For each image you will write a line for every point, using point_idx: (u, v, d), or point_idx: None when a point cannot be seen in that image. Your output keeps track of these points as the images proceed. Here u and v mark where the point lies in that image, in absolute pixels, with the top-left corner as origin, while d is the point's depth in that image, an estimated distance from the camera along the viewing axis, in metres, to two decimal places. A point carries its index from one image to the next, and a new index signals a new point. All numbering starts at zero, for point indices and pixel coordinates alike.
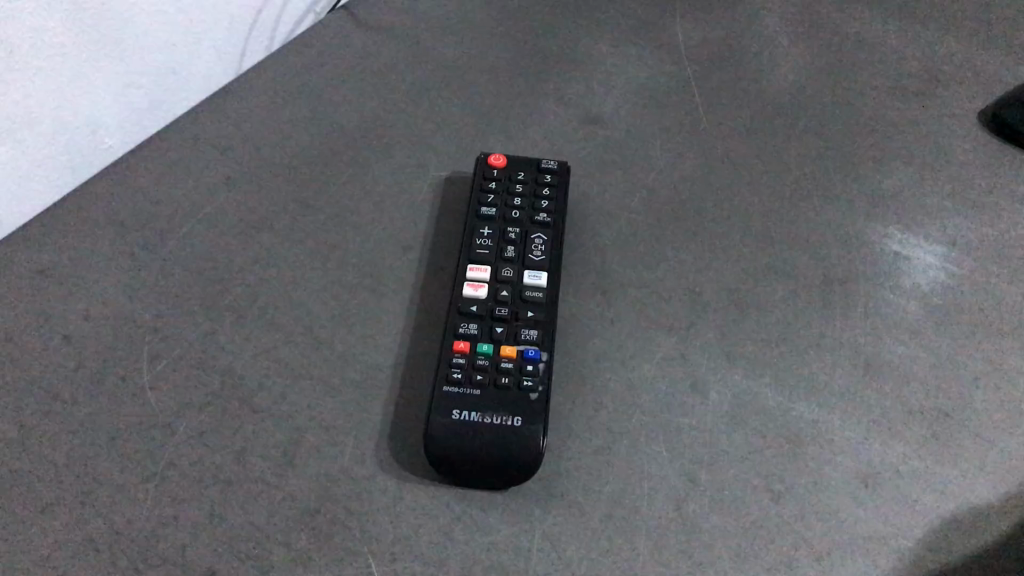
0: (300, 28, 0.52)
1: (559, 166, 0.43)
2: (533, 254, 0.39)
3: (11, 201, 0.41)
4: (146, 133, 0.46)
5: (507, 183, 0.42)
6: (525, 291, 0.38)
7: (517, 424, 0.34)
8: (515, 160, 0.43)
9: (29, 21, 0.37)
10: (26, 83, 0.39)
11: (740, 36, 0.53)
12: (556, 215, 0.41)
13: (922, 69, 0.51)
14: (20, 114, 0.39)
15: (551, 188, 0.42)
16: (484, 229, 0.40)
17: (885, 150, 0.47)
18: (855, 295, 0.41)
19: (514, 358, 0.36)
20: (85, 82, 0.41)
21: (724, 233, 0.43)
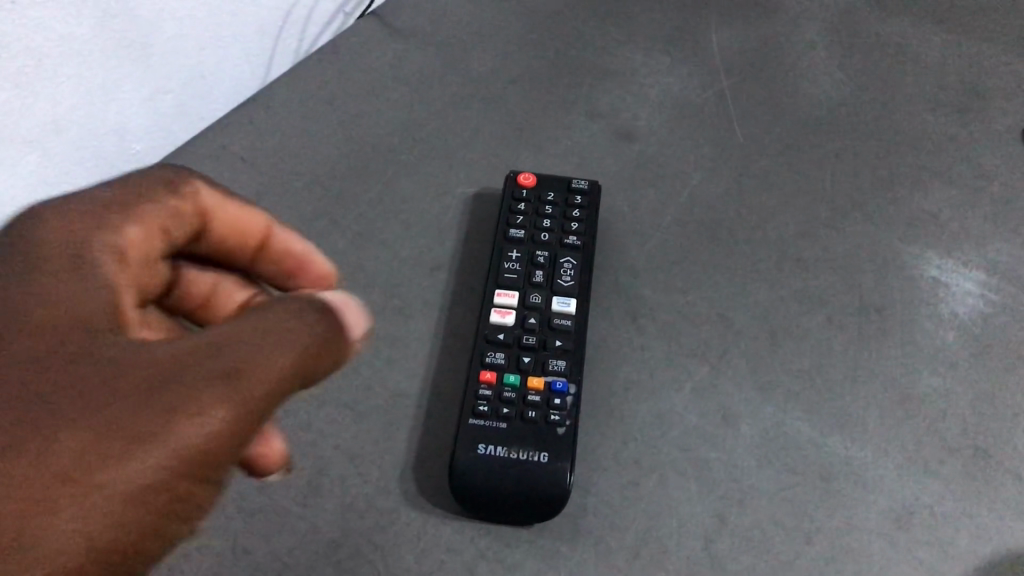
0: (329, 30, 0.52)
1: (589, 187, 0.42)
2: (562, 280, 0.39)
3: None
4: (175, 139, 0.46)
5: (537, 204, 0.42)
6: (554, 319, 0.38)
7: (544, 460, 0.34)
8: (546, 179, 0.43)
9: (58, 30, 0.37)
10: (57, 90, 0.39)
11: (776, 46, 0.52)
12: (586, 238, 0.41)
13: (963, 83, 0.50)
14: (50, 121, 0.39)
15: (581, 210, 0.42)
16: (513, 252, 0.40)
17: (924, 169, 0.46)
18: (892, 324, 0.40)
19: (542, 390, 0.36)
20: (113, 89, 0.41)
21: (757, 256, 0.42)
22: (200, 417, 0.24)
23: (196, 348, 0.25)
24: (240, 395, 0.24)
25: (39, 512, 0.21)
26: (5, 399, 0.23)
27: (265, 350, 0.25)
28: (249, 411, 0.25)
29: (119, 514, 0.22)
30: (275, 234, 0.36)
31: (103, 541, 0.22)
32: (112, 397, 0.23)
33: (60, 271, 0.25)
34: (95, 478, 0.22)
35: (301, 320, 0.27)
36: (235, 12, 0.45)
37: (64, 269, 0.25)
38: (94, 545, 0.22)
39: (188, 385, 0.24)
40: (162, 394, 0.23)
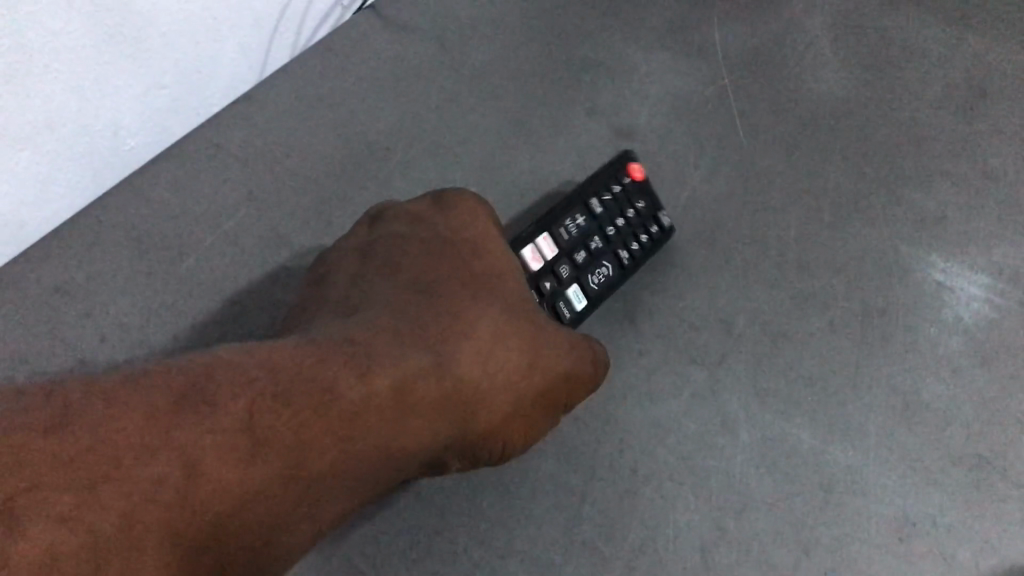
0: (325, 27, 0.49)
1: (667, 227, 0.41)
2: (589, 281, 0.39)
3: (34, 206, 0.40)
4: (170, 135, 0.44)
5: (626, 201, 0.40)
6: (560, 308, 0.38)
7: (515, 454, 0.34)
8: (648, 185, 0.41)
9: (48, 26, 0.35)
10: (72, 108, 0.38)
11: (784, 36, 0.51)
12: (636, 263, 0.40)
13: (971, 76, 0.49)
14: (66, 136, 0.39)
15: (650, 237, 0.40)
16: (579, 216, 0.40)
17: (931, 168, 0.45)
18: (895, 329, 0.40)
19: None
20: (107, 85, 0.39)
21: (758, 258, 0.42)
22: (557, 363, 0.34)
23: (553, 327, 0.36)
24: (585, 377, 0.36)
25: (466, 377, 0.32)
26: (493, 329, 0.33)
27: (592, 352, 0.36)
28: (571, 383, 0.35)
29: (514, 410, 0.33)
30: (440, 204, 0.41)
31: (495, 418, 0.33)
32: (513, 335, 0.34)
33: (463, 249, 0.36)
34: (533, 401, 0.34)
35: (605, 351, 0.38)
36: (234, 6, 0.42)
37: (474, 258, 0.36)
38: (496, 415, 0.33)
39: (546, 346, 0.35)
40: (540, 344, 0.34)
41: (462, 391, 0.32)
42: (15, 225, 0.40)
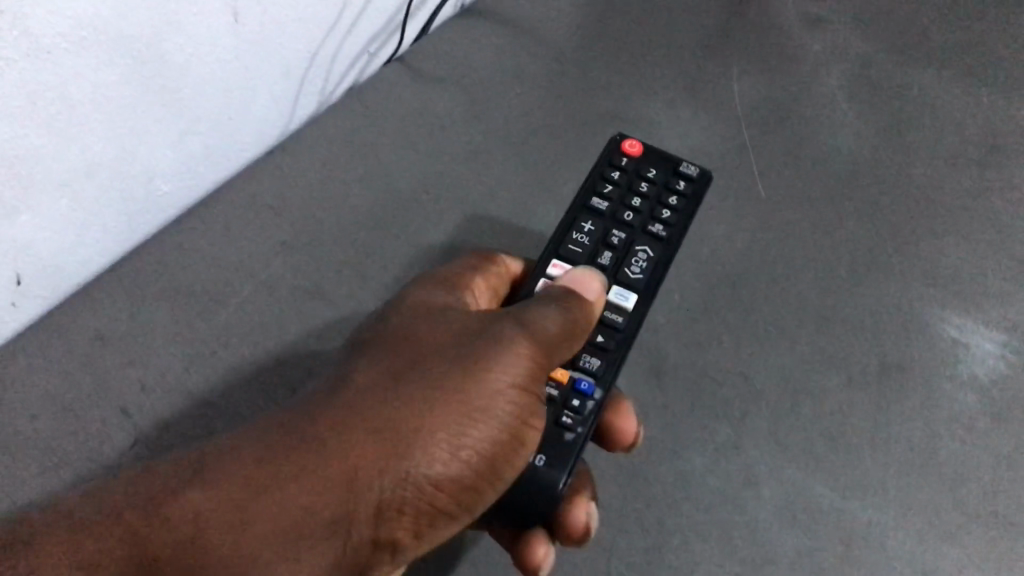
0: (356, 69, 0.52)
1: (698, 174, 0.43)
2: (629, 270, 0.40)
3: (72, 249, 0.42)
4: (200, 183, 0.47)
5: (632, 181, 0.43)
6: (609, 312, 0.39)
7: (539, 463, 0.34)
8: (652, 155, 0.44)
9: (91, 78, 0.38)
10: (102, 166, 0.41)
11: (798, 95, 0.53)
12: (671, 231, 0.41)
13: (983, 134, 0.51)
14: (94, 194, 0.41)
15: (677, 198, 0.42)
16: (587, 223, 0.41)
17: (945, 224, 0.47)
18: (912, 384, 0.41)
19: (564, 385, 0.37)
20: (144, 131, 0.42)
21: (777, 311, 0.43)
22: (513, 384, 0.31)
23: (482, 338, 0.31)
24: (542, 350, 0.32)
25: (418, 472, 0.29)
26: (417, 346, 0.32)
27: (535, 336, 0.32)
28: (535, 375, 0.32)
29: (495, 446, 0.31)
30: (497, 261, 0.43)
31: (478, 477, 0.31)
32: (441, 389, 0.30)
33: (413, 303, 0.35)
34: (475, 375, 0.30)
35: (559, 308, 0.34)
36: (264, 55, 0.45)
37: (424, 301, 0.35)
38: (479, 473, 0.31)
39: (490, 375, 0.30)
40: (475, 372, 0.30)
41: (423, 485, 0.29)
42: (53, 270, 0.42)
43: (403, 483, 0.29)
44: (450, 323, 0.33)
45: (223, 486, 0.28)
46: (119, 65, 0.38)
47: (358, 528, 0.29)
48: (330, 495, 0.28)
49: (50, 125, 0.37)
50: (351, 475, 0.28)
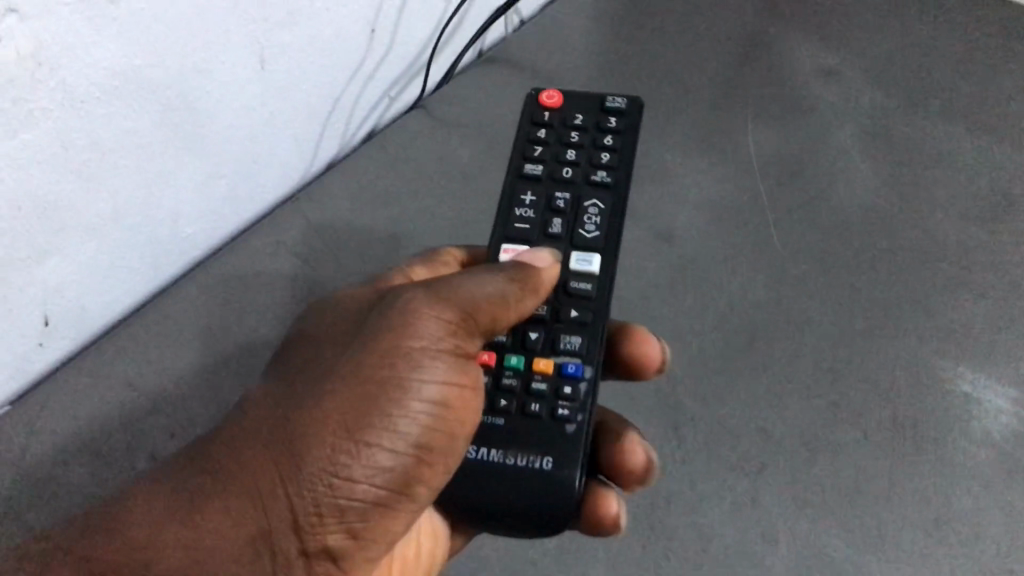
0: (374, 113, 0.62)
1: (627, 105, 0.43)
2: (585, 229, 0.40)
3: (121, 294, 0.52)
4: (226, 232, 0.56)
5: (561, 131, 0.43)
6: (573, 281, 0.39)
7: (549, 466, 0.36)
8: (573, 101, 0.44)
9: (51, 127, 0.43)
10: (106, 182, 0.47)
11: (813, 147, 0.54)
12: (612, 173, 0.42)
13: (995, 189, 0.52)
14: (110, 210, 0.48)
15: (612, 136, 0.42)
16: (529, 193, 0.41)
17: (959, 279, 0.48)
18: (925, 440, 0.42)
19: (551, 374, 0.38)
20: (168, 177, 0.50)
21: (792, 367, 0.45)
22: (435, 360, 0.33)
23: (398, 311, 0.33)
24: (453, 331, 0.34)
25: (347, 454, 0.31)
26: (332, 358, 0.33)
27: (456, 308, 0.34)
28: (460, 347, 0.34)
29: (426, 420, 0.33)
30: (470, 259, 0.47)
31: (415, 452, 0.33)
32: (358, 370, 0.32)
33: (334, 315, 0.37)
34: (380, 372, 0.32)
35: (496, 275, 0.36)
36: (287, 104, 0.55)
37: (343, 310, 0.37)
38: (415, 446, 0.33)
39: (407, 352, 0.33)
40: (392, 349, 0.33)
41: (357, 467, 0.32)
42: (75, 311, 0.50)
43: (333, 470, 0.31)
44: (355, 324, 0.35)
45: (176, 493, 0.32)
46: (135, 94, 0.46)
47: (303, 511, 0.31)
48: (265, 488, 0.31)
49: (50, 159, 0.44)
50: (278, 468, 0.31)
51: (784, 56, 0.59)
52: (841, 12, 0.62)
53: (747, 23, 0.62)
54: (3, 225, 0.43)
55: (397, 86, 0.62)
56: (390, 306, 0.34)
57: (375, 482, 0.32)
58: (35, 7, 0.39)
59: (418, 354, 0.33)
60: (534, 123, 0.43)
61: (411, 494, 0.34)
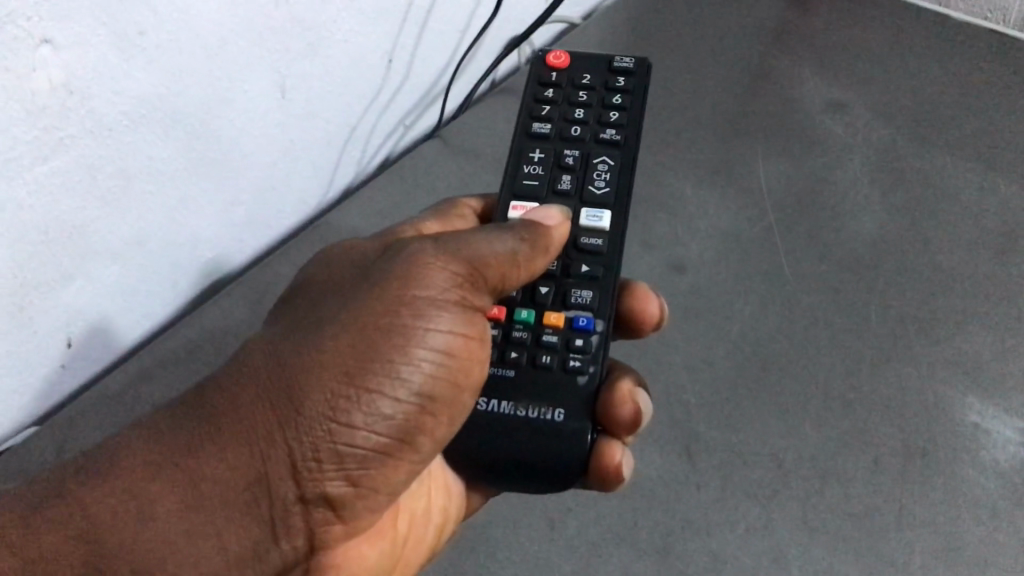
0: (389, 140, 0.63)
1: (633, 67, 0.45)
2: (595, 185, 0.42)
3: (142, 315, 0.53)
4: (243, 254, 0.57)
5: (568, 94, 0.45)
6: (585, 237, 0.41)
7: (560, 417, 0.37)
8: (579, 65, 0.46)
9: (79, 152, 0.44)
10: (130, 208, 0.48)
11: (821, 178, 0.55)
12: (620, 133, 0.43)
13: (1001, 221, 0.52)
14: (132, 235, 0.49)
15: (621, 95, 0.44)
16: (539, 151, 0.43)
17: (966, 310, 0.48)
18: (935, 469, 0.43)
19: (563, 327, 0.39)
20: (189, 203, 0.51)
21: (803, 395, 0.45)
22: (439, 309, 0.34)
23: (405, 260, 0.35)
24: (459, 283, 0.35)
25: (347, 399, 0.32)
26: (341, 303, 0.34)
27: (463, 259, 0.35)
28: (464, 299, 0.35)
29: (430, 370, 0.34)
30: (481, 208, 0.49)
31: (418, 401, 0.34)
32: (362, 316, 0.33)
33: (344, 264, 0.37)
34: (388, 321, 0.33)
35: (507, 229, 0.37)
36: (308, 132, 0.56)
37: (349, 260, 0.37)
38: (418, 396, 0.34)
39: (411, 300, 0.34)
40: (397, 296, 0.34)
41: (357, 413, 0.33)
42: (98, 334, 0.51)
43: (333, 415, 0.32)
44: (363, 270, 0.36)
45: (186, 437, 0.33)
46: (160, 122, 0.47)
47: (301, 456, 0.32)
48: (265, 430, 0.32)
49: (75, 186, 0.44)
50: (279, 412, 0.32)
51: (792, 90, 0.61)
52: (848, 46, 0.63)
53: (756, 56, 0.63)
54: (32, 248, 0.44)
55: (411, 115, 0.64)
56: (396, 255, 0.35)
57: (376, 430, 0.33)
58: (67, 38, 0.41)
59: (426, 303, 0.34)
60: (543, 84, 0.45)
61: (413, 445, 0.35)
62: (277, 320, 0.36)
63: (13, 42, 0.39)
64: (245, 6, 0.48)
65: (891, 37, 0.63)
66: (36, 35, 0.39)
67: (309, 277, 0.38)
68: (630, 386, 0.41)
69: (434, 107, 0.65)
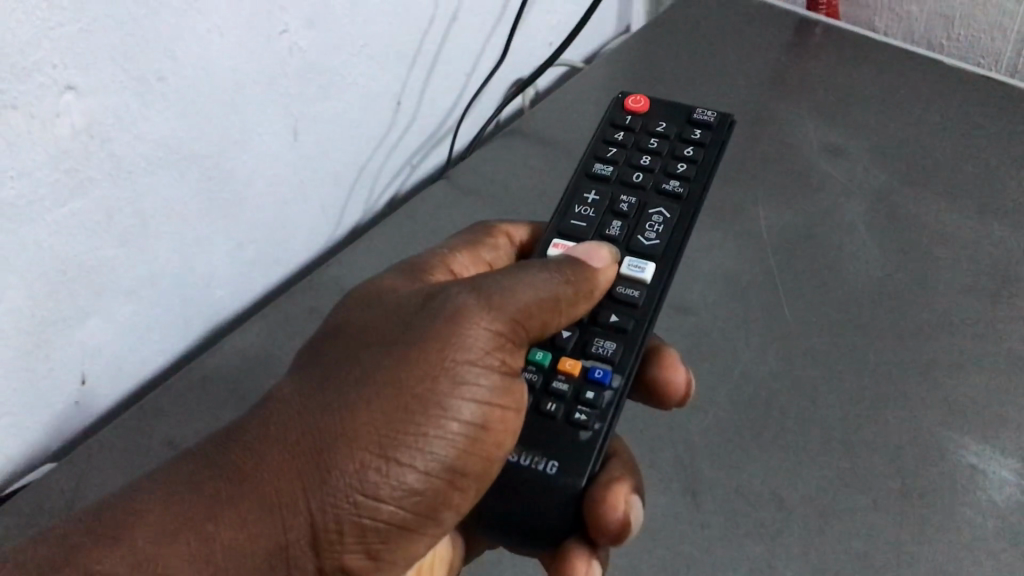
0: (398, 180, 0.65)
1: (713, 122, 0.47)
2: (646, 233, 0.43)
3: (157, 351, 0.54)
4: (255, 289, 0.58)
5: (637, 142, 0.47)
6: (624, 287, 0.42)
7: (553, 470, 0.38)
8: (656, 114, 0.49)
9: (97, 195, 0.45)
10: (145, 247, 0.49)
11: (821, 222, 0.57)
12: (683, 186, 0.45)
13: (996, 263, 0.54)
14: (147, 274, 0.50)
15: (694, 148, 0.46)
16: (594, 193, 0.46)
17: (963, 352, 0.50)
18: (934, 510, 0.44)
19: (577, 377, 0.40)
20: (203, 242, 0.52)
21: (805, 436, 0.47)
22: (476, 379, 0.35)
23: (450, 320, 0.35)
24: (499, 348, 0.36)
25: (377, 472, 0.34)
26: (384, 357, 0.35)
27: (507, 318, 0.36)
28: (503, 363, 0.36)
29: (461, 443, 0.35)
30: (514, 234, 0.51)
31: (447, 474, 0.35)
32: (401, 383, 0.34)
33: (386, 306, 0.38)
34: (424, 391, 0.34)
35: (553, 281, 0.38)
36: (317, 173, 0.57)
37: (389, 303, 0.38)
38: (447, 469, 0.35)
39: (450, 368, 0.35)
40: (436, 364, 0.35)
41: (384, 487, 0.34)
42: (113, 370, 0.51)
43: (360, 488, 0.33)
44: (403, 315, 0.37)
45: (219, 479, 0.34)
46: (178, 164, 0.48)
47: (323, 526, 0.33)
48: (289, 493, 0.33)
49: (93, 226, 0.45)
50: (304, 478, 0.33)
51: (791, 135, 0.62)
52: (845, 91, 0.65)
53: (755, 102, 0.65)
54: (51, 289, 0.45)
55: (420, 154, 0.65)
56: (440, 309, 0.36)
57: (401, 503, 0.34)
58: (90, 85, 0.42)
59: (465, 371, 0.35)
60: (617, 126, 0.48)
61: (438, 515, 0.36)
62: (316, 355, 0.37)
63: (38, 90, 0.40)
64: (261, 53, 0.49)
65: (888, 82, 0.65)
66: (60, 82, 0.40)
67: (352, 312, 0.39)
68: (626, 491, 0.41)
69: (442, 146, 0.67)
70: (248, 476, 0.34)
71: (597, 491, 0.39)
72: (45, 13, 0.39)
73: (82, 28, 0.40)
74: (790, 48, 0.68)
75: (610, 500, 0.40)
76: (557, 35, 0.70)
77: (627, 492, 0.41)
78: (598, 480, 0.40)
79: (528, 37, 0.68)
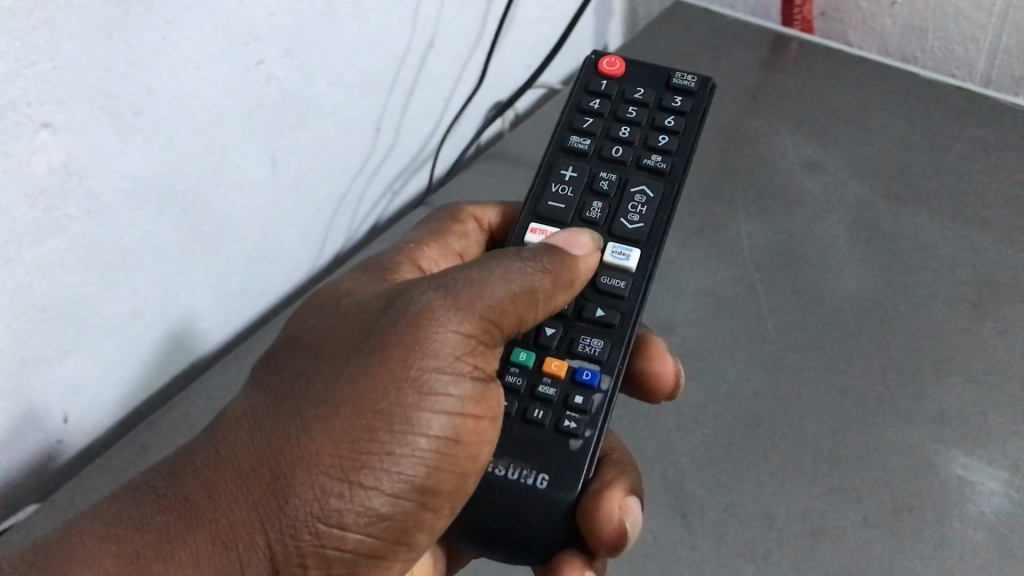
0: (378, 206, 0.65)
1: (695, 87, 0.47)
2: (630, 218, 0.43)
3: (140, 386, 0.53)
4: (239, 319, 0.58)
5: (614, 112, 0.47)
6: (610, 278, 0.42)
7: (543, 484, 0.38)
8: (631, 77, 0.48)
9: (75, 232, 0.44)
10: (125, 284, 0.48)
11: (802, 237, 0.57)
12: (666, 160, 0.44)
13: (977, 275, 0.54)
14: (127, 310, 0.49)
15: (675, 118, 0.46)
16: (571, 170, 0.45)
17: (948, 364, 0.50)
18: (923, 524, 0.44)
19: (564, 380, 0.40)
20: (184, 274, 0.52)
21: (792, 453, 0.47)
22: (445, 389, 0.35)
23: (416, 322, 0.35)
24: (469, 352, 0.35)
25: (340, 499, 0.33)
26: (348, 368, 0.35)
27: (475, 321, 0.35)
28: (475, 367, 0.36)
29: (430, 460, 0.35)
30: (483, 219, 0.51)
31: (417, 495, 0.35)
32: (364, 399, 0.34)
33: (354, 308, 0.38)
34: (388, 407, 0.34)
35: (527, 274, 0.37)
36: (298, 201, 0.57)
37: (354, 307, 0.38)
38: (416, 490, 0.35)
39: (416, 379, 0.34)
40: (401, 374, 0.34)
41: (349, 514, 0.34)
42: (95, 407, 0.51)
43: (323, 517, 0.33)
44: (366, 320, 0.36)
45: (198, 513, 0.34)
46: (156, 199, 0.48)
47: (285, 561, 0.33)
48: (260, 521, 0.33)
49: (73, 263, 0.45)
50: (264, 510, 0.33)
51: (769, 151, 0.63)
52: (822, 106, 0.65)
53: (733, 120, 0.65)
54: (30, 325, 0.44)
55: (399, 180, 0.65)
56: (402, 312, 0.35)
57: (369, 529, 0.34)
58: (65, 121, 0.41)
59: (432, 382, 0.34)
60: (593, 92, 0.47)
61: (411, 537, 0.36)
62: (290, 365, 0.37)
63: (13, 128, 0.39)
64: (236, 85, 0.49)
65: (864, 96, 0.65)
66: (36, 120, 0.40)
67: (323, 318, 0.38)
68: (621, 495, 0.40)
69: (421, 173, 0.67)
70: (231, 507, 0.34)
71: (589, 502, 0.39)
72: (19, 51, 0.38)
73: (56, 65, 0.40)
74: (766, 65, 0.69)
75: (605, 507, 0.39)
76: (534, 57, 0.70)
77: (622, 496, 0.40)
78: (591, 489, 0.39)
79: (505, 61, 0.68)
